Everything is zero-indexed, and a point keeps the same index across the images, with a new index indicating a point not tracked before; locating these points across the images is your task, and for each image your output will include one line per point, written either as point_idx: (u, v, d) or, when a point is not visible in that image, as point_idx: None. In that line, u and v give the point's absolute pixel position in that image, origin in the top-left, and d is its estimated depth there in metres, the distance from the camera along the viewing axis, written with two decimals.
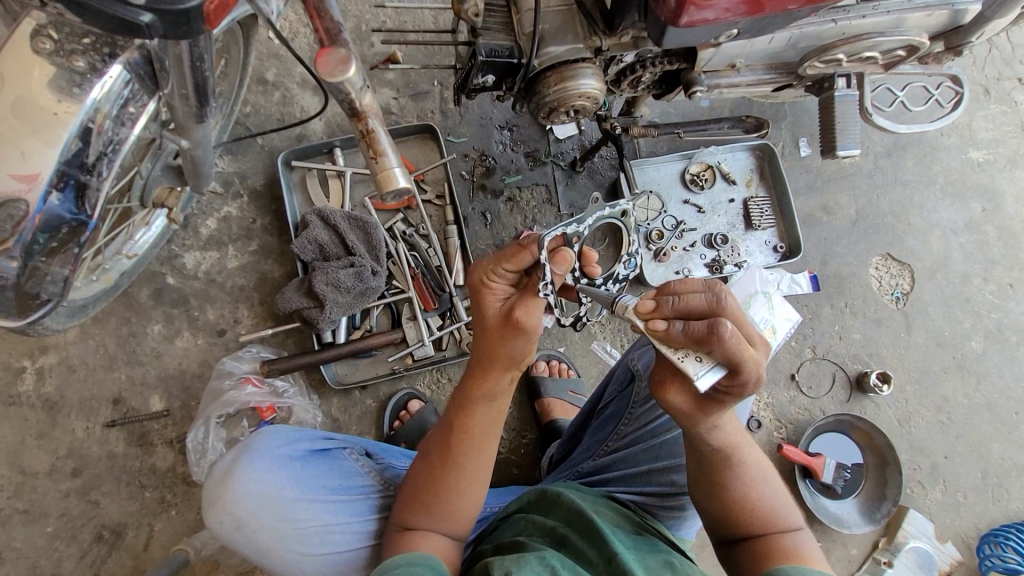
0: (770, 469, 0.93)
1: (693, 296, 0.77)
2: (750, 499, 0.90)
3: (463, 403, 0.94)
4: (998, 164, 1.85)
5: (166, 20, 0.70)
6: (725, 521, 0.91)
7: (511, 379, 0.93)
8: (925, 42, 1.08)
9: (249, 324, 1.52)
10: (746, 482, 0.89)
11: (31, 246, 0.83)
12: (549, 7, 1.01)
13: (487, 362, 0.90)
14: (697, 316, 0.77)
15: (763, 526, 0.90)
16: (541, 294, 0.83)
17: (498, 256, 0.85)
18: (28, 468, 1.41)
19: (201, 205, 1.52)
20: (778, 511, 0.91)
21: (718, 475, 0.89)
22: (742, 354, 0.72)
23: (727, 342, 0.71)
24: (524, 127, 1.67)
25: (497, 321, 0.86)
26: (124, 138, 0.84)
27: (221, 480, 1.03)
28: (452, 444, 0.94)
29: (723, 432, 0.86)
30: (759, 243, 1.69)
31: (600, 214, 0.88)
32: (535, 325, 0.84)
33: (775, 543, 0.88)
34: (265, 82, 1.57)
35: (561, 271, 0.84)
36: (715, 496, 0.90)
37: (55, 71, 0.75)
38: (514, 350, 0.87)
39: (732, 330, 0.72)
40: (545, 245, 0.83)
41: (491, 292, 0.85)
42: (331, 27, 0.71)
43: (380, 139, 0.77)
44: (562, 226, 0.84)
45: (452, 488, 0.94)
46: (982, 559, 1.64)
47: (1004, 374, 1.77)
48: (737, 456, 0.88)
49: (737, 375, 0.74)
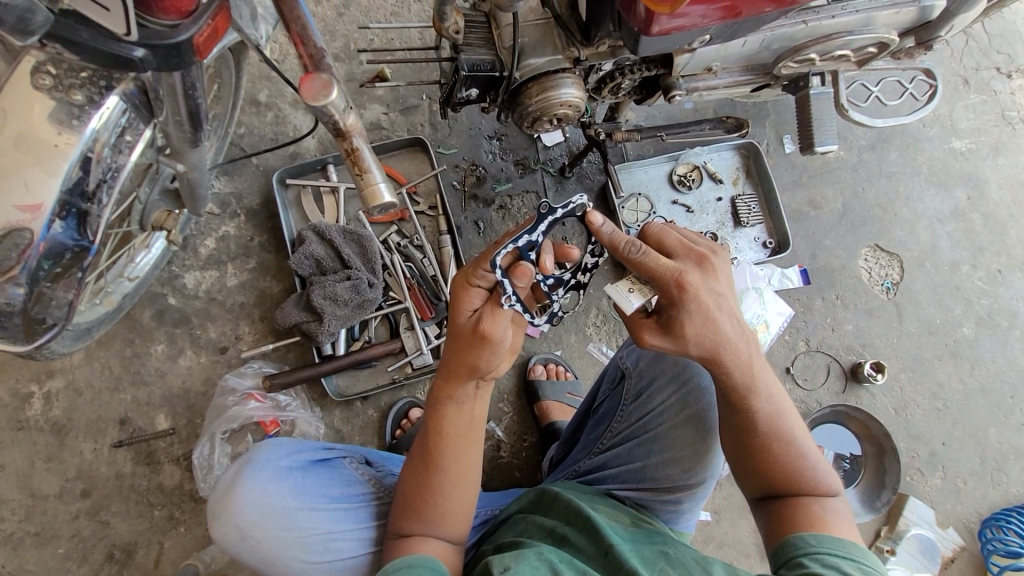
0: (800, 424, 0.96)
1: (665, 232, 0.90)
2: (771, 441, 0.92)
3: (434, 406, 0.96)
4: (981, 152, 1.88)
5: (157, 54, 0.75)
6: (754, 475, 0.94)
7: (480, 385, 0.95)
8: (895, 38, 1.11)
9: (250, 340, 1.54)
10: (767, 416, 0.92)
11: (36, 273, 0.87)
12: (527, 20, 1.03)
13: (456, 369, 0.92)
14: (667, 253, 0.89)
15: (788, 484, 0.92)
16: (506, 305, 0.88)
17: (476, 259, 0.90)
18: (38, 490, 1.44)
19: (199, 226, 1.56)
20: (807, 471, 0.92)
21: (740, 415, 0.93)
22: (686, 276, 0.84)
23: (640, 263, 0.85)
24: (512, 136, 1.70)
25: (467, 329, 0.90)
26: (122, 166, 0.88)
27: (224, 493, 1.06)
28: (432, 448, 0.96)
29: (735, 369, 0.89)
30: (748, 239, 1.72)
31: (551, 219, 0.93)
32: (501, 336, 0.88)
33: (803, 507, 0.90)
34: (258, 103, 1.61)
35: (524, 284, 0.88)
36: (741, 441, 0.94)
37: (54, 105, 0.78)
38: (480, 360, 0.90)
39: (663, 262, 0.85)
40: (500, 264, 0.88)
41: (466, 299, 0.89)
42: (315, 53, 0.76)
43: (363, 156, 0.81)
44: (512, 242, 0.89)
45: (437, 493, 0.96)
46: (984, 544, 1.65)
47: (998, 358, 1.79)
48: (749, 400, 0.92)
49: (683, 292, 0.84)
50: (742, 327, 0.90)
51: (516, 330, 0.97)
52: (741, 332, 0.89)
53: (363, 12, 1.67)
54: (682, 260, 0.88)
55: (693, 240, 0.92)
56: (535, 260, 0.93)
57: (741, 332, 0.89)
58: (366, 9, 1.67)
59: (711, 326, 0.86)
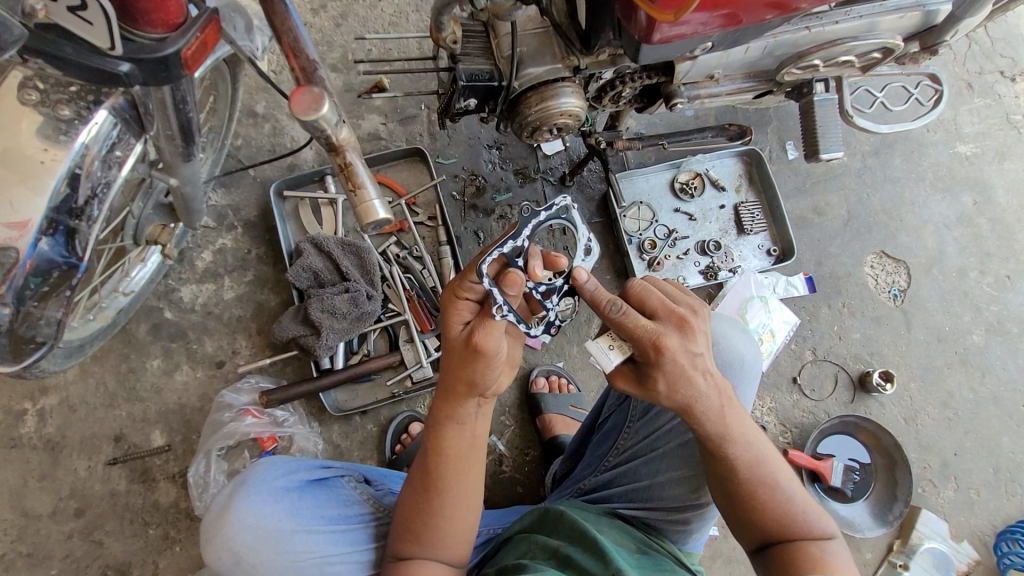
0: (784, 467, 0.93)
1: (646, 291, 0.87)
2: (755, 490, 0.89)
3: (433, 425, 0.94)
4: (987, 157, 1.86)
5: (144, 68, 0.73)
6: (745, 524, 0.91)
7: (480, 403, 0.93)
8: (900, 44, 1.09)
9: (248, 354, 1.52)
10: (745, 462, 0.89)
11: (23, 291, 0.85)
12: (525, 30, 1.01)
13: (453, 389, 0.90)
14: (648, 313, 0.86)
15: (782, 529, 0.89)
16: (497, 316, 0.85)
17: (461, 272, 0.88)
18: (31, 510, 1.41)
19: (196, 238, 1.54)
20: (798, 517, 0.89)
21: (718, 464, 0.90)
22: (664, 339, 0.82)
23: (620, 325, 0.83)
24: (512, 144, 1.68)
25: (460, 343, 0.87)
26: (113, 180, 0.86)
27: (217, 515, 1.03)
28: (432, 470, 0.93)
29: (708, 421, 0.87)
30: (752, 247, 1.70)
31: (535, 223, 0.91)
32: (495, 348, 0.86)
33: (802, 550, 0.87)
34: (255, 114, 1.60)
35: (514, 292, 0.86)
36: (725, 488, 0.91)
37: (42, 120, 0.77)
38: (477, 375, 0.87)
39: (642, 322, 0.83)
40: (486, 272, 0.86)
41: (455, 313, 0.88)
42: (307, 66, 0.75)
43: (358, 171, 0.79)
44: (497, 248, 0.89)
45: (436, 515, 0.94)
46: (999, 557, 1.62)
47: (1009, 366, 1.76)
48: (727, 448, 0.89)
49: (660, 354, 0.83)
50: (716, 382, 0.88)
51: (512, 342, 0.96)
52: (714, 385, 0.87)
53: (361, 22, 1.66)
54: (662, 321, 0.85)
55: (674, 298, 0.90)
56: (523, 266, 0.91)
57: (714, 385, 0.87)
58: (363, 19, 1.66)
59: (686, 385, 0.85)
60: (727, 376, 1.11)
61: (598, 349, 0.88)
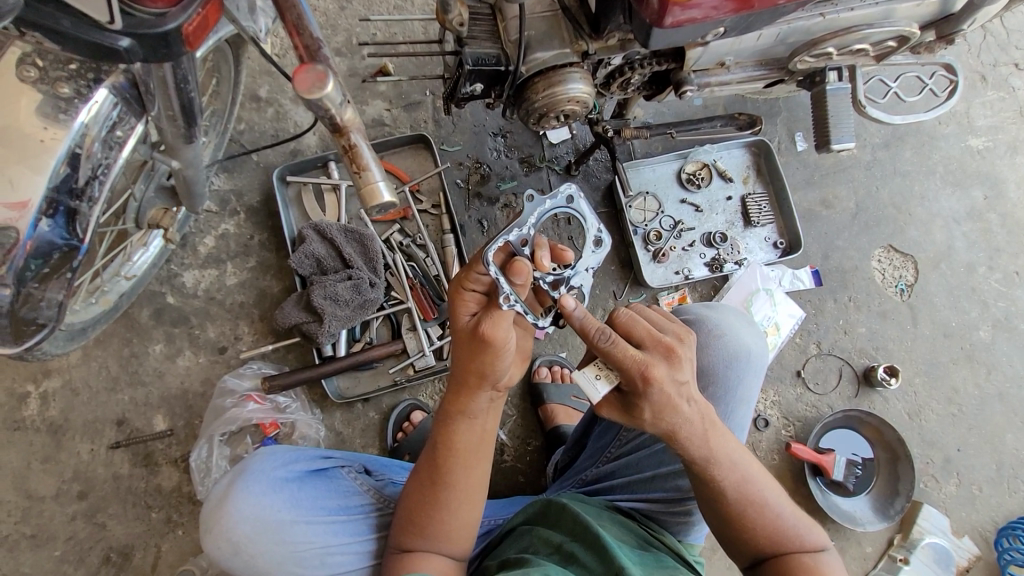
0: (770, 483, 0.92)
1: (632, 321, 0.87)
2: (745, 509, 0.88)
3: (444, 419, 0.93)
4: (998, 151, 1.83)
5: (145, 44, 0.72)
6: (737, 542, 0.90)
7: (491, 398, 0.92)
8: (916, 32, 1.06)
9: (250, 340, 1.51)
10: (732, 484, 0.88)
11: (23, 273, 0.84)
12: (534, 13, 0.99)
13: (466, 381, 0.88)
14: (634, 343, 0.86)
15: (775, 547, 0.88)
16: (506, 305, 0.84)
17: (467, 264, 0.87)
18: (34, 492, 1.41)
19: (199, 223, 1.53)
20: (789, 532, 0.89)
21: (706, 487, 0.89)
22: (651, 369, 0.82)
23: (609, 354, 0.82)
24: (517, 132, 1.66)
25: (468, 333, 0.86)
26: (113, 162, 0.85)
27: (216, 505, 1.02)
28: (441, 462, 0.93)
29: (692, 446, 0.86)
30: (758, 239, 1.68)
31: (540, 211, 0.90)
32: (504, 338, 0.84)
33: (794, 562, 0.87)
34: (259, 98, 1.58)
35: (522, 281, 0.85)
36: (714, 509, 0.90)
37: (41, 98, 0.76)
38: (487, 367, 0.86)
39: (631, 352, 0.82)
40: (492, 261, 0.86)
41: (462, 304, 0.86)
42: (311, 43, 0.73)
43: (363, 153, 0.77)
44: (503, 236, 0.88)
45: (443, 510, 0.93)
46: (1000, 553, 1.61)
47: (1015, 363, 1.75)
48: (712, 470, 0.88)
49: (648, 384, 0.82)
50: (701, 407, 0.87)
51: (522, 335, 0.95)
52: (699, 411, 0.86)
53: (366, 5, 1.63)
54: (650, 351, 0.84)
55: (659, 327, 0.89)
56: (529, 254, 0.90)
57: (699, 411, 0.86)
58: (368, 3, 1.64)
59: (673, 413, 0.84)
60: (734, 368, 1.09)
61: (586, 378, 0.86)
